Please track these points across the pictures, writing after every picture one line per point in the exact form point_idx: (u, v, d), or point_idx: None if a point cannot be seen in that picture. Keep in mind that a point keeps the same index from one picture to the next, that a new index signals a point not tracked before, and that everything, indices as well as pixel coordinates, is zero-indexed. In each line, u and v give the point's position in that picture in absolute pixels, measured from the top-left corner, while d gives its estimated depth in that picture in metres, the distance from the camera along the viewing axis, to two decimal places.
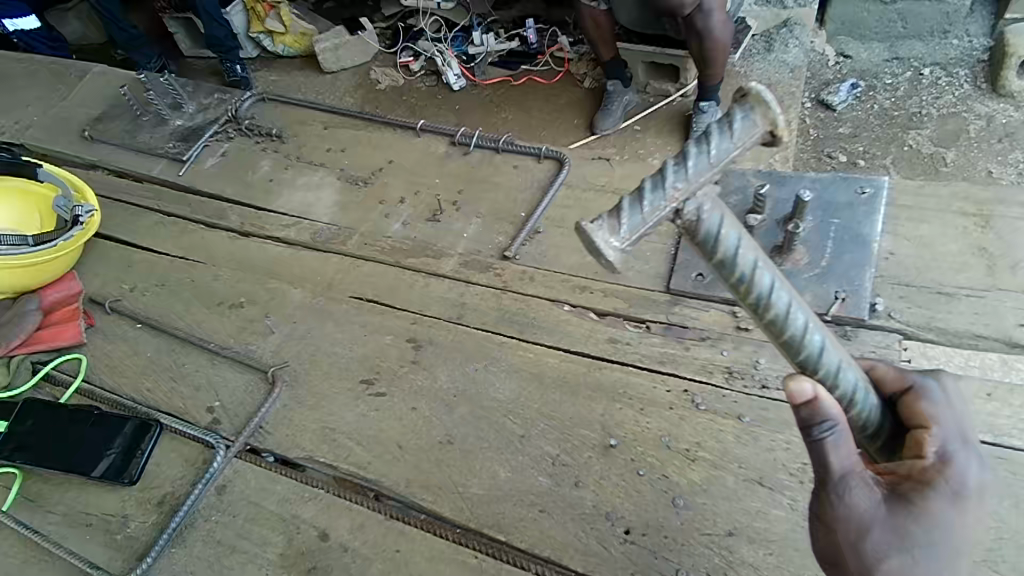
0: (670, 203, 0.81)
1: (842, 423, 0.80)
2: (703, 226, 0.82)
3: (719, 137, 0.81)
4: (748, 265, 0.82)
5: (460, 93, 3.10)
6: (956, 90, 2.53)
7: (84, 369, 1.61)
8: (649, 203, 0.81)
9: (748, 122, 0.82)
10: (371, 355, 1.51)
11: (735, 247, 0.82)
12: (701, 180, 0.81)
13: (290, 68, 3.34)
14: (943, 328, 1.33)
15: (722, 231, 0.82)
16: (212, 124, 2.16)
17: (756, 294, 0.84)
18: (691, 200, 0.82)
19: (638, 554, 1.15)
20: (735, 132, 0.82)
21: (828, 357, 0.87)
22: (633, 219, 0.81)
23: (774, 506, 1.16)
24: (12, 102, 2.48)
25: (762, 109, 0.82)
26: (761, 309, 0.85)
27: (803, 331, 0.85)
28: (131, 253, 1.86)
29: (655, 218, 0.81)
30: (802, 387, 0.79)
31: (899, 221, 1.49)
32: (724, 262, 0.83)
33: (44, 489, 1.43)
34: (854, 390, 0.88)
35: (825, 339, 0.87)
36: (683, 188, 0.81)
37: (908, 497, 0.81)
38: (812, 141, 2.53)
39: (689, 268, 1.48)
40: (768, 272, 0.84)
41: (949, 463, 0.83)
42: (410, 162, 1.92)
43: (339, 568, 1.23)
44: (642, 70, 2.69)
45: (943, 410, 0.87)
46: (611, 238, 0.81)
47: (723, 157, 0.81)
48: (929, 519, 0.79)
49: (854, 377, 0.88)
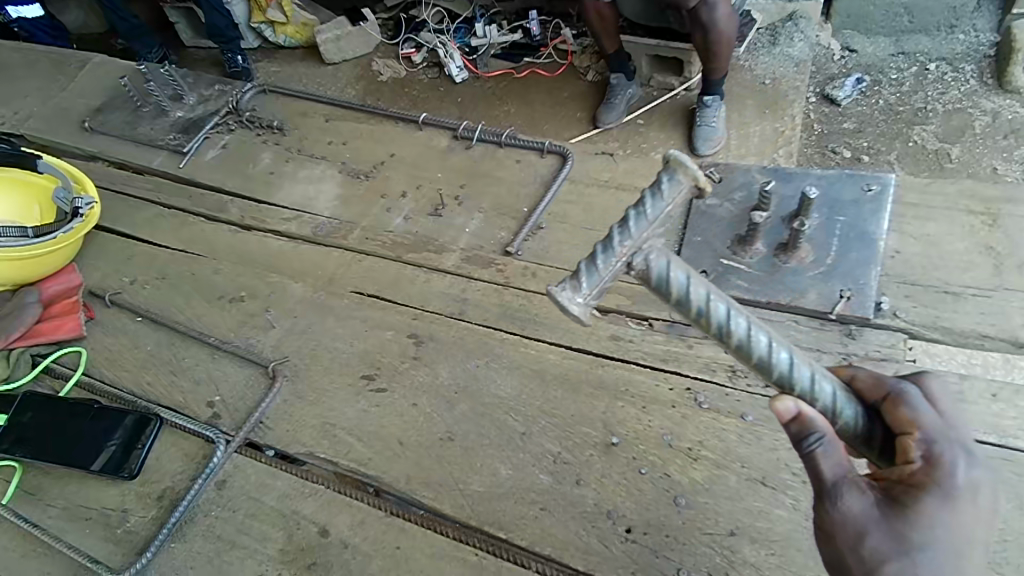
0: (621, 260, 0.90)
1: (830, 434, 0.82)
2: (653, 273, 0.91)
3: (652, 199, 0.90)
4: (701, 299, 0.91)
5: (462, 86, 3.08)
6: (962, 85, 2.51)
7: (84, 362, 1.61)
8: (603, 261, 0.89)
9: (674, 181, 0.91)
10: (371, 351, 1.50)
11: (686, 285, 0.91)
12: (644, 236, 0.90)
13: (291, 59, 3.32)
14: (948, 328, 1.32)
15: (671, 273, 0.91)
16: (212, 116, 2.15)
17: (716, 324, 0.92)
18: (639, 252, 0.91)
19: (639, 553, 1.15)
20: (665, 192, 0.91)
21: (798, 370, 0.92)
22: (591, 278, 0.89)
23: (776, 506, 1.15)
24: (11, 92, 2.46)
25: (682, 169, 0.91)
26: (725, 338, 0.92)
27: (768, 351, 0.92)
28: (131, 246, 1.85)
29: (610, 274, 0.89)
30: (786, 405, 0.82)
31: (905, 218, 1.48)
32: (678, 302, 0.91)
33: (44, 483, 1.42)
34: (832, 401, 0.91)
35: (792, 356, 0.93)
36: (629, 245, 0.90)
37: (900, 500, 0.79)
38: (817, 136, 2.51)
39: (693, 265, 1.50)
40: (722, 302, 0.92)
41: (939, 462, 0.81)
42: (411, 156, 1.91)
43: (339, 564, 1.23)
44: (646, 63, 2.67)
45: (926, 410, 0.85)
46: (575, 295, 0.89)
47: (659, 217, 0.90)
48: (924, 521, 0.77)
49: (832, 388, 0.92)
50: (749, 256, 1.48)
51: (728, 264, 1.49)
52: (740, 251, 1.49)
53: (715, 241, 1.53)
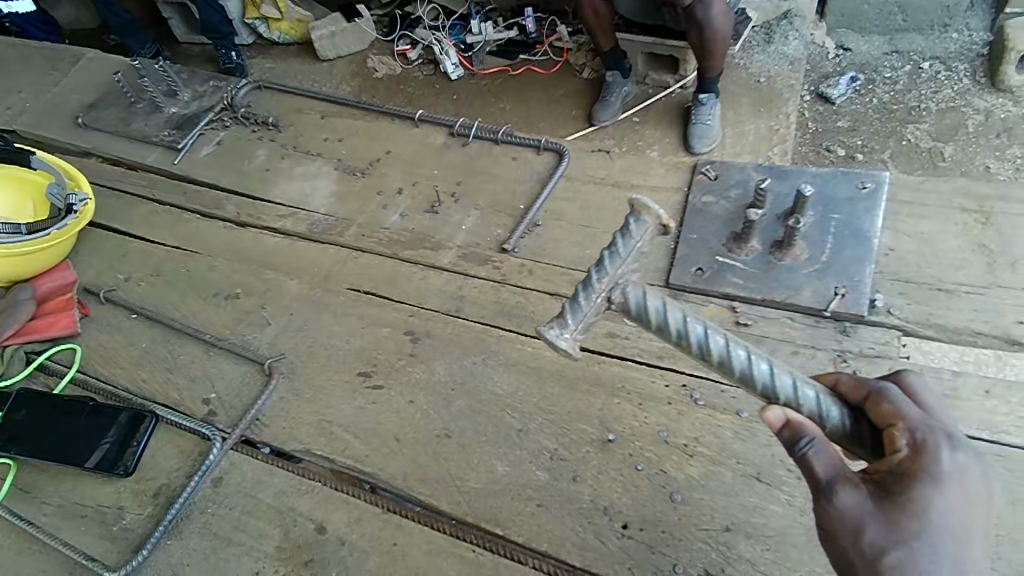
0: (600, 295, 0.94)
1: (820, 436, 0.83)
2: (632, 305, 0.95)
3: (622, 237, 0.95)
4: (678, 322, 0.94)
5: (458, 83, 3.07)
6: (955, 84, 2.52)
7: (78, 359, 1.60)
8: (584, 298, 0.93)
9: (640, 220, 0.96)
10: (368, 348, 1.50)
11: (663, 312, 0.94)
12: (619, 271, 0.94)
13: (286, 55, 3.30)
14: (942, 325, 1.33)
15: (648, 302, 0.94)
16: (207, 112, 2.14)
17: (695, 344, 0.94)
18: (617, 286, 0.95)
19: (636, 549, 1.16)
20: (633, 232, 0.95)
21: (778, 378, 0.94)
22: (575, 314, 0.92)
23: (771, 502, 1.16)
24: (3, 87, 2.44)
25: (646, 211, 0.95)
26: (706, 357, 0.94)
27: (748, 364, 0.94)
28: (126, 242, 1.84)
29: (592, 309, 0.93)
30: (775, 412, 0.85)
31: (899, 216, 1.49)
32: (658, 331, 0.95)
33: (39, 480, 1.42)
34: (816, 404, 0.92)
35: (772, 365, 0.95)
36: (606, 281, 0.94)
37: (893, 490, 0.80)
38: (811, 134, 2.52)
39: (689, 263, 1.51)
40: (698, 323, 0.95)
41: (924, 448, 0.82)
42: (408, 153, 1.90)
43: (336, 561, 1.23)
44: (642, 61, 2.68)
45: (907, 403, 0.86)
46: (562, 331, 0.92)
47: (630, 253, 0.95)
48: (919, 508, 0.78)
49: (815, 392, 0.93)
50: (745, 253, 1.49)
51: (723, 262, 1.49)
52: (735, 249, 1.50)
53: (711, 239, 1.54)
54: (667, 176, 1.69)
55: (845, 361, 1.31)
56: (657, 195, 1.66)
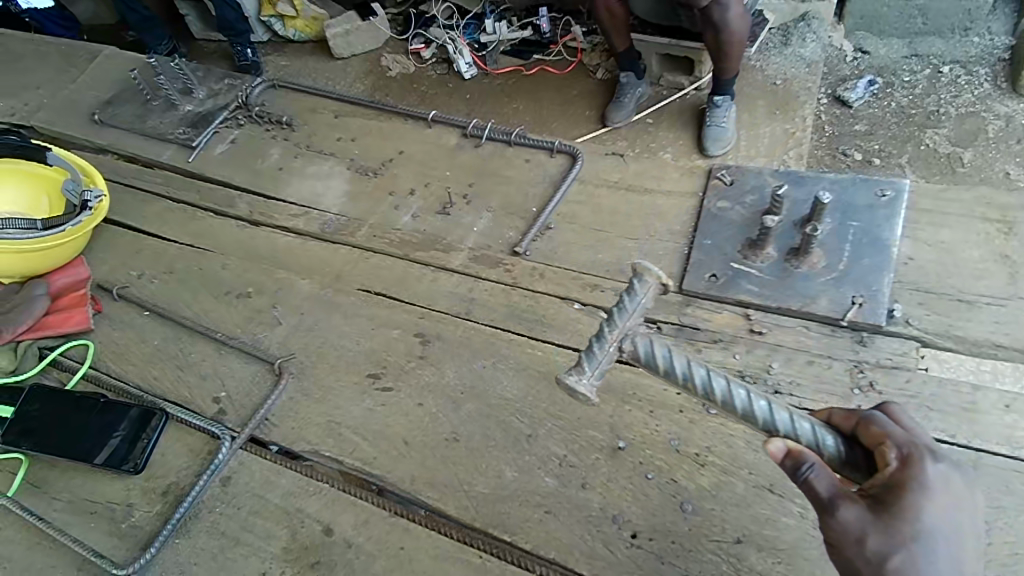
0: (612, 345, 0.95)
1: (819, 461, 0.83)
2: (641, 355, 0.95)
3: (627, 294, 0.97)
4: (684, 367, 0.93)
5: (472, 82, 3.06)
6: (976, 89, 2.48)
7: (91, 356, 1.61)
8: (597, 349, 0.95)
9: (643, 280, 0.98)
10: (378, 349, 1.49)
11: (670, 358, 0.94)
12: (628, 324, 0.96)
13: (301, 53, 3.30)
14: (961, 337, 1.30)
15: (654, 350, 0.95)
16: (222, 110, 2.14)
17: (698, 387, 0.93)
18: (626, 337, 0.96)
19: (645, 559, 1.14)
20: (637, 291, 0.97)
21: (776, 414, 0.91)
22: (591, 361, 0.94)
23: (783, 514, 1.14)
24: (22, 83, 2.46)
25: (648, 274, 0.97)
26: (708, 398, 0.93)
27: (749, 402, 0.92)
28: (140, 239, 1.85)
29: (605, 357, 0.94)
30: (776, 444, 0.83)
31: (919, 225, 1.46)
32: (666, 377, 0.95)
33: (50, 475, 1.42)
34: (812, 434, 0.90)
35: (772, 403, 0.92)
36: (617, 332, 0.96)
37: (886, 500, 0.79)
38: (828, 138, 2.49)
39: (703, 268, 1.49)
40: (701, 365, 0.94)
41: (911, 459, 0.81)
42: (420, 154, 1.90)
43: (342, 564, 1.23)
44: (656, 62, 2.66)
45: (893, 424, 0.86)
46: (580, 377, 0.93)
47: (637, 309, 0.97)
48: (913, 515, 0.77)
49: (811, 425, 0.91)
50: (760, 260, 1.47)
51: (737, 268, 1.47)
52: (750, 256, 1.48)
53: (725, 245, 1.52)
54: (681, 181, 1.67)
55: (862, 371, 1.29)
56: (672, 199, 1.64)
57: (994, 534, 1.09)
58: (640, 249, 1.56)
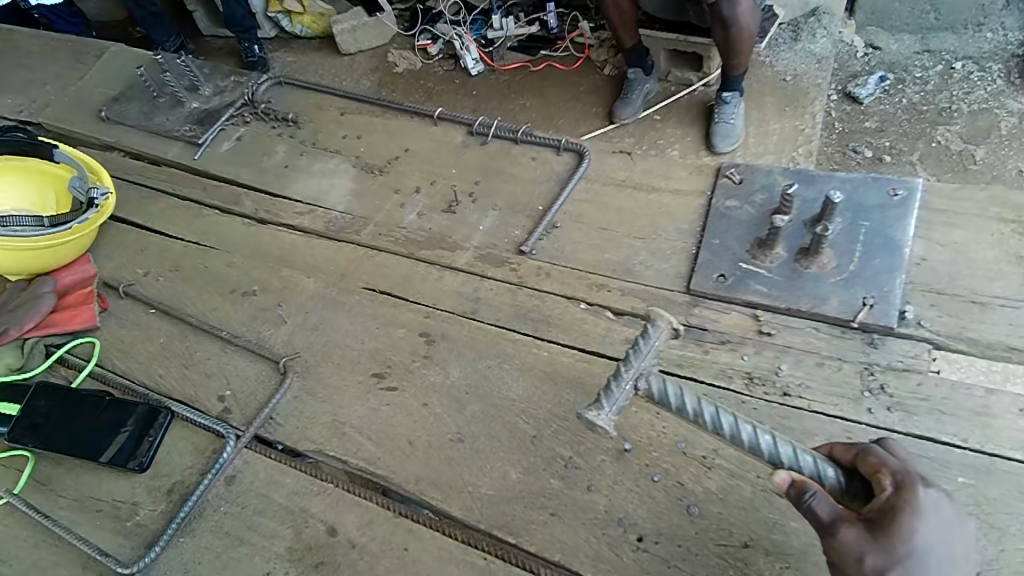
0: (629, 384, 0.97)
1: (820, 488, 0.88)
2: (654, 394, 0.97)
3: (642, 338, 0.99)
4: (694, 405, 0.94)
5: (478, 78, 3.05)
6: (988, 85, 2.44)
7: (97, 354, 1.61)
8: (614, 389, 0.96)
9: (657, 326, 1.00)
10: (383, 349, 1.49)
11: (680, 397, 0.95)
12: (644, 365, 0.98)
13: (307, 50, 3.29)
14: (975, 339, 1.28)
15: (667, 389, 0.97)
16: (228, 107, 2.14)
17: (707, 423, 0.93)
18: (642, 377, 0.98)
19: (650, 562, 1.13)
20: (651, 338, 0.99)
21: (781, 447, 0.92)
22: (609, 399, 0.96)
23: (792, 518, 1.13)
24: (30, 80, 2.47)
25: (662, 321, 1.00)
26: (717, 433, 0.93)
27: (754, 439, 0.92)
28: (146, 237, 1.85)
29: (622, 397, 0.96)
30: (781, 475, 0.89)
31: (932, 225, 1.44)
32: (678, 415, 0.95)
33: (56, 473, 1.43)
34: (814, 465, 0.92)
35: (777, 437, 0.93)
36: (634, 372, 0.97)
37: (883, 522, 0.85)
38: (837, 134, 2.45)
39: (711, 268, 1.47)
40: (711, 404, 0.94)
41: (905, 485, 0.86)
42: (426, 152, 1.89)
43: (346, 565, 1.22)
44: (664, 57, 2.63)
45: (889, 454, 0.91)
46: (598, 414, 0.95)
47: (652, 351, 0.99)
48: (908, 536, 0.82)
49: (812, 457, 0.92)
50: (768, 261, 1.45)
51: (746, 269, 1.46)
52: (759, 256, 1.47)
53: (734, 245, 1.50)
54: (690, 179, 1.65)
55: (873, 374, 1.27)
56: (680, 198, 1.62)
57: (1007, 541, 1.07)
58: (648, 249, 1.55)
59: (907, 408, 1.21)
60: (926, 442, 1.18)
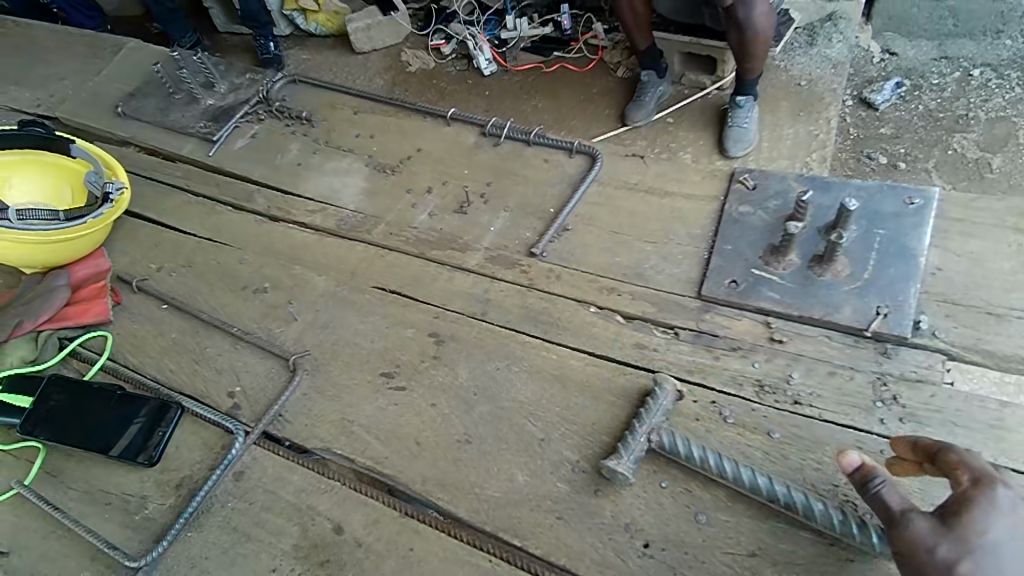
0: (643, 437, 1.23)
1: (890, 479, 0.96)
2: (665, 445, 1.21)
3: (652, 399, 1.27)
4: (700, 454, 1.18)
5: (491, 79, 3.04)
6: (1007, 93, 2.41)
7: (109, 347, 1.63)
8: (631, 440, 1.22)
9: (664, 387, 1.29)
10: (393, 348, 1.49)
11: (688, 447, 1.20)
12: (654, 421, 1.24)
13: (321, 48, 3.30)
14: (991, 351, 1.26)
15: (676, 442, 1.21)
16: (243, 105, 2.15)
17: (712, 466, 1.17)
18: (654, 432, 1.23)
19: (656, 568, 1.12)
20: (660, 399, 1.27)
21: (774, 485, 1.13)
22: (627, 449, 1.21)
23: (802, 527, 1.12)
24: (48, 75, 2.49)
25: (666, 381, 1.30)
26: (721, 475, 1.16)
27: (751, 479, 1.14)
28: (159, 232, 1.87)
29: (638, 447, 1.21)
30: (850, 458, 1.01)
31: (949, 234, 1.42)
32: (687, 463, 1.19)
33: (67, 465, 1.44)
34: (806, 502, 1.11)
35: (771, 479, 1.14)
36: (646, 426, 1.23)
37: (955, 513, 0.87)
38: (852, 140, 2.43)
39: (722, 274, 1.46)
40: (713, 452, 1.19)
41: (983, 481, 0.89)
42: (438, 152, 1.89)
43: (352, 563, 1.22)
44: (678, 60, 2.62)
45: (969, 453, 0.93)
46: (619, 461, 1.19)
47: (660, 409, 1.26)
48: (980, 528, 0.84)
49: (803, 494, 1.12)
50: (782, 268, 1.44)
51: (758, 275, 1.45)
52: (772, 262, 1.46)
53: (747, 251, 1.49)
54: (703, 184, 1.64)
55: (886, 384, 1.25)
56: (692, 202, 1.61)
57: None
58: (659, 253, 1.54)
59: (919, 420, 1.20)
60: None
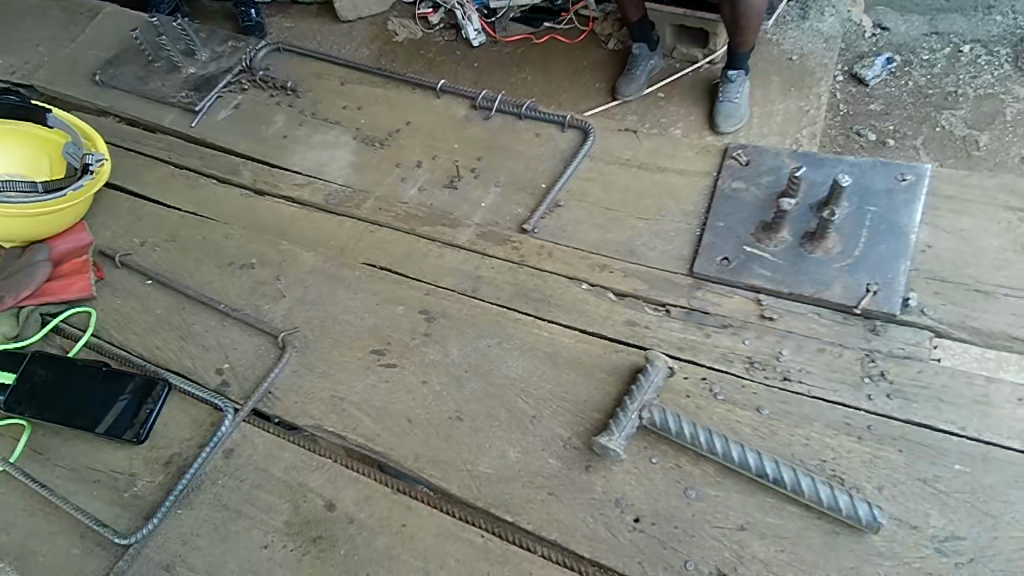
0: (634, 414, 1.23)
1: None
2: (656, 422, 1.22)
3: (643, 377, 1.27)
4: (690, 430, 1.20)
5: (480, 50, 2.98)
6: (996, 70, 2.40)
7: (93, 324, 1.60)
8: (623, 417, 1.23)
9: (655, 364, 1.29)
10: (383, 325, 1.48)
11: (679, 423, 1.21)
12: (645, 398, 1.25)
13: (305, 15, 3.20)
14: (977, 328, 1.27)
15: (667, 418, 1.22)
16: (226, 74, 2.09)
17: (703, 444, 1.18)
18: (645, 409, 1.24)
19: (646, 543, 1.14)
20: (651, 377, 1.27)
21: (763, 462, 1.15)
22: (619, 426, 1.21)
23: (791, 502, 1.14)
24: (21, 40, 2.40)
25: (658, 359, 1.30)
26: (711, 452, 1.18)
27: (741, 457, 1.16)
28: (142, 206, 1.82)
29: (630, 423, 1.22)
30: None
31: (939, 212, 1.42)
32: (677, 439, 1.20)
33: (53, 442, 1.42)
34: (793, 479, 1.13)
35: (761, 457, 1.16)
36: (637, 404, 1.24)
37: None
38: (841, 117, 2.41)
39: (714, 251, 1.46)
40: (704, 428, 1.20)
41: None
42: (428, 125, 1.85)
43: (344, 539, 1.23)
44: (669, 33, 2.58)
45: None
46: (611, 438, 1.20)
47: (652, 386, 1.26)
48: None
49: (792, 472, 1.14)
50: (773, 245, 1.44)
51: (750, 252, 1.44)
52: (764, 239, 1.45)
53: (738, 228, 1.48)
54: (696, 159, 1.62)
55: (874, 361, 1.26)
56: (685, 178, 1.60)
57: (1003, 528, 1.07)
58: (651, 231, 1.53)
59: (906, 395, 1.22)
60: (925, 429, 1.18)
